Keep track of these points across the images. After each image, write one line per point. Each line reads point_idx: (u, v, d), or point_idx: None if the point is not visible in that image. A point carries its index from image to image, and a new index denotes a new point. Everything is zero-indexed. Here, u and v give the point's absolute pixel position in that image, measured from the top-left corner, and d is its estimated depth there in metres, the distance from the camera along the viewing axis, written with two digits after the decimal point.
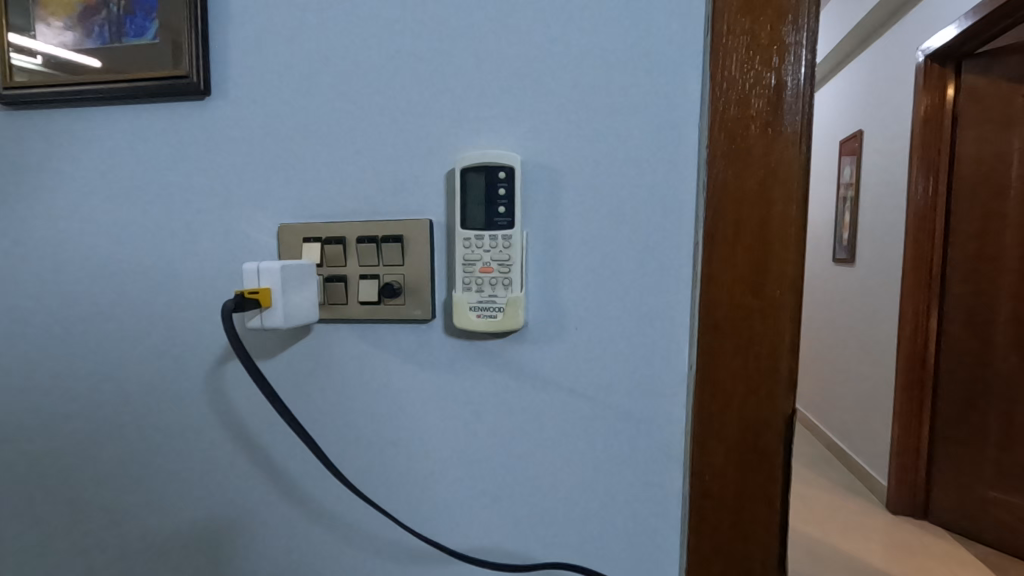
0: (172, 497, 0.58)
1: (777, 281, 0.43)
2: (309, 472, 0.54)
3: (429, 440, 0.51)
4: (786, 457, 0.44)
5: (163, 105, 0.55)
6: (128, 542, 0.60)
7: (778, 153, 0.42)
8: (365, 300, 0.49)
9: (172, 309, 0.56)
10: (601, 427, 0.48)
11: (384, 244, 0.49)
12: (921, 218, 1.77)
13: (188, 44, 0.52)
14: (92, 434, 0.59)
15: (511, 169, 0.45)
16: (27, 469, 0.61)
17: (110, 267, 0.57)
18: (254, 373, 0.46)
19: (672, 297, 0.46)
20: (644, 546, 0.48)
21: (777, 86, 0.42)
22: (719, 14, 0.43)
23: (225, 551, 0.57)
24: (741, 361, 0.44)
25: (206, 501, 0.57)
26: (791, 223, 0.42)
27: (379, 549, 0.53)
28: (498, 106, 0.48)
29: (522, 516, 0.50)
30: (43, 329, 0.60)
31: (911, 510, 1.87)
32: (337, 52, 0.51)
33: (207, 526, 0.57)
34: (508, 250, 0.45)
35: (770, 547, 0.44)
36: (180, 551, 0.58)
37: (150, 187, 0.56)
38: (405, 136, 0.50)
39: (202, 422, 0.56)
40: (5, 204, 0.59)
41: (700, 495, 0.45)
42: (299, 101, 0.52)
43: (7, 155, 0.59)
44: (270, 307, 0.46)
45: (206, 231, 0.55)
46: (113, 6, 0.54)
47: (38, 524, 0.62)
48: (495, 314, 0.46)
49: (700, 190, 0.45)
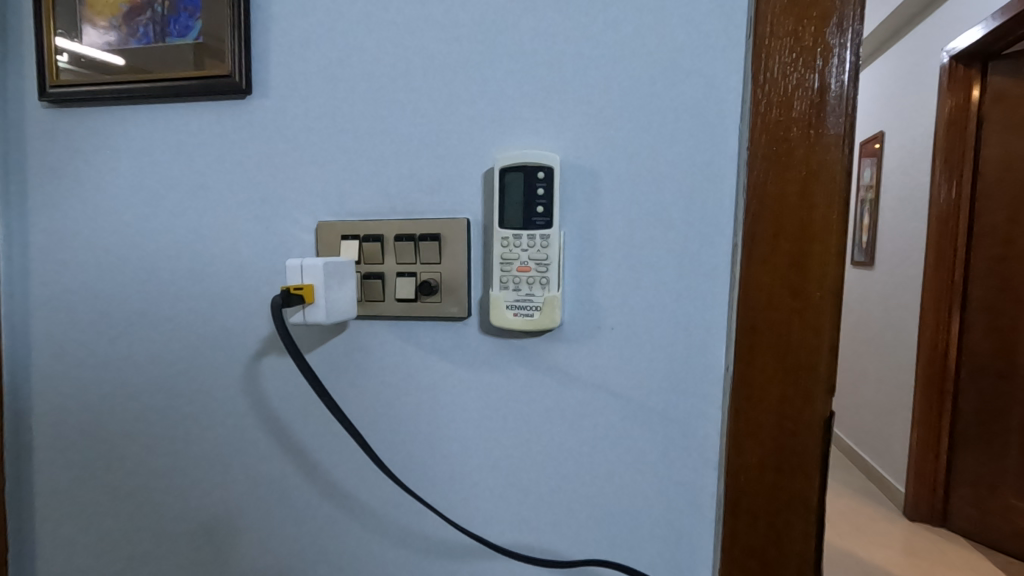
0: (210, 496, 0.59)
1: (818, 283, 0.43)
2: (343, 465, 0.54)
3: (463, 436, 0.51)
4: (824, 459, 0.44)
5: (205, 103, 0.56)
6: (166, 541, 0.61)
7: (820, 155, 0.42)
8: (403, 297, 0.50)
9: (211, 304, 0.57)
10: (637, 425, 0.48)
11: (422, 242, 0.50)
12: (944, 221, 1.75)
13: (232, 44, 0.53)
14: (132, 432, 0.61)
15: (551, 169, 0.46)
16: (68, 465, 0.63)
17: (151, 263, 0.59)
18: (301, 366, 0.47)
19: (710, 298, 0.46)
20: (678, 546, 0.48)
21: (821, 88, 0.42)
22: (762, 16, 0.43)
23: (262, 551, 0.58)
24: (779, 363, 0.44)
25: (243, 501, 0.58)
26: (833, 224, 0.42)
27: (413, 545, 0.53)
28: (537, 107, 0.48)
29: (555, 514, 0.50)
30: (86, 322, 0.61)
31: (929, 517, 1.85)
32: (377, 53, 0.51)
33: (243, 525, 0.58)
34: (546, 250, 0.46)
35: (805, 548, 0.45)
36: (217, 551, 0.59)
37: (190, 185, 0.57)
38: (444, 136, 0.50)
39: (239, 417, 0.57)
40: (48, 199, 0.61)
41: (736, 496, 0.45)
42: (339, 101, 0.53)
43: (52, 152, 0.60)
44: (313, 302, 0.47)
45: (245, 227, 0.56)
46: (158, 6, 0.55)
47: (77, 517, 0.63)
48: (532, 312, 0.46)
49: (740, 191, 0.45)
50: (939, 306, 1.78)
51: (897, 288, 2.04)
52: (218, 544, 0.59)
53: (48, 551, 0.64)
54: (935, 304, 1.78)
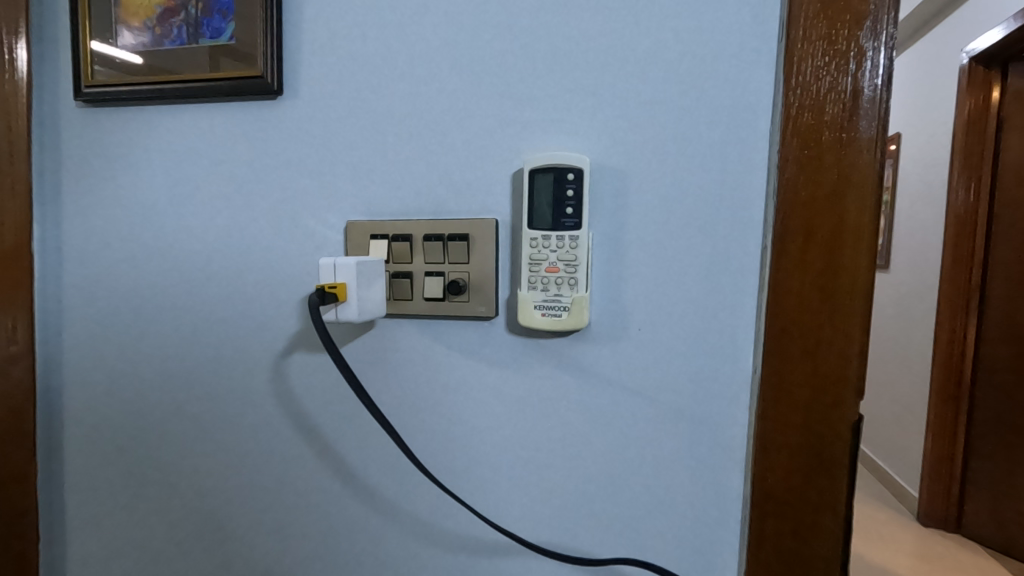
0: (238, 497, 0.60)
1: (847, 286, 0.43)
2: (370, 460, 0.55)
3: (489, 434, 0.52)
4: (852, 462, 0.44)
5: (236, 104, 0.57)
6: (193, 541, 0.62)
7: (852, 158, 0.42)
8: (431, 296, 0.50)
9: (240, 301, 0.58)
10: (663, 426, 0.48)
11: (450, 242, 0.50)
12: (962, 224, 1.73)
13: (264, 45, 0.54)
14: (162, 431, 0.62)
15: (580, 171, 0.46)
16: (99, 455, 0.64)
17: (182, 259, 0.60)
18: (338, 362, 0.48)
19: (738, 300, 0.46)
20: (702, 545, 0.49)
21: (853, 92, 0.42)
22: (795, 20, 0.43)
23: (288, 553, 0.59)
24: (808, 365, 0.44)
25: (270, 502, 0.59)
26: (864, 228, 0.42)
27: (437, 541, 0.54)
28: (566, 109, 0.49)
29: (580, 512, 0.51)
30: (117, 317, 0.62)
31: (943, 522, 1.83)
32: (407, 54, 0.52)
33: (270, 526, 0.59)
34: (575, 251, 0.46)
35: (832, 551, 0.45)
36: (243, 552, 0.60)
37: (221, 184, 0.58)
38: (473, 137, 0.51)
39: (267, 412, 0.58)
40: (81, 197, 0.62)
41: (763, 497, 0.45)
42: (368, 101, 0.53)
43: (86, 151, 0.62)
44: (345, 300, 0.48)
45: (275, 226, 0.57)
46: (192, 8, 0.56)
47: (107, 506, 0.64)
48: (560, 313, 0.47)
49: (769, 195, 0.45)
50: (955, 309, 1.76)
51: (911, 292, 2.02)
52: (244, 545, 0.60)
53: (78, 539, 0.66)
54: (951, 308, 1.77)
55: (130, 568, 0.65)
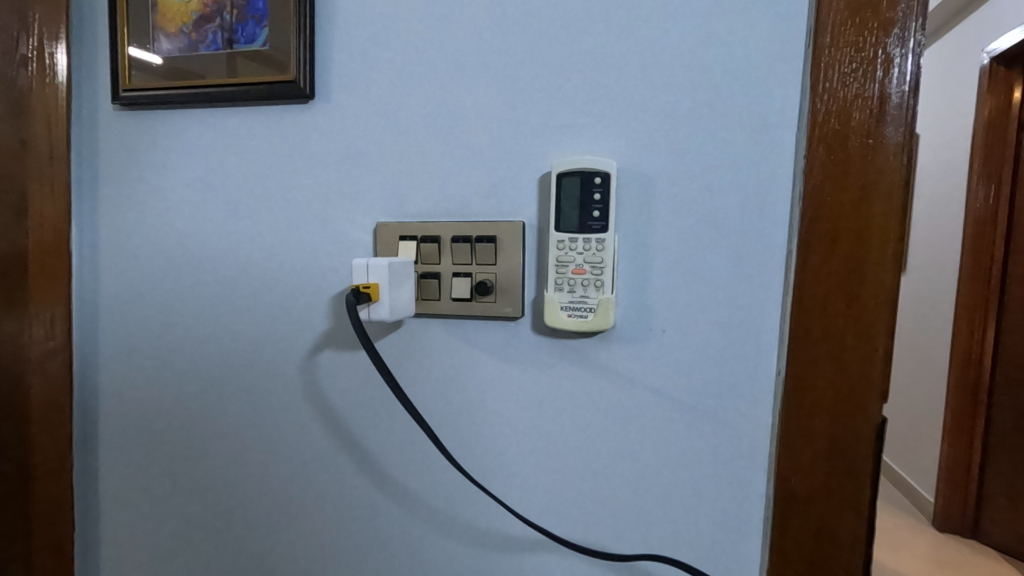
0: (267, 498, 0.62)
1: (872, 291, 0.43)
2: (397, 456, 0.57)
3: (513, 431, 0.53)
4: (876, 464, 0.44)
5: (269, 108, 0.58)
6: (221, 540, 0.64)
7: (878, 163, 0.43)
8: (458, 297, 0.52)
9: (270, 299, 0.60)
10: (687, 426, 0.49)
11: (478, 244, 0.51)
12: (982, 225, 1.71)
13: (297, 50, 0.55)
14: (193, 429, 0.64)
15: (607, 174, 0.47)
16: (133, 447, 0.66)
17: (214, 258, 0.61)
18: (375, 359, 0.50)
19: (762, 302, 0.47)
20: (725, 544, 0.49)
21: (880, 98, 0.42)
22: (823, 27, 0.43)
23: (315, 554, 0.61)
24: (833, 368, 0.44)
25: (297, 503, 0.61)
26: (890, 232, 0.43)
27: (462, 537, 0.55)
28: (593, 114, 0.50)
29: (603, 510, 0.52)
30: (150, 315, 0.64)
31: (959, 528, 1.82)
32: (436, 59, 0.53)
33: (297, 528, 0.61)
34: (601, 253, 0.47)
35: (855, 551, 0.45)
36: (270, 552, 0.62)
37: (252, 186, 0.60)
38: (501, 141, 0.52)
39: (296, 407, 0.60)
40: (117, 197, 0.64)
41: (786, 497, 0.46)
42: (398, 106, 0.54)
43: (123, 153, 0.64)
44: (377, 300, 0.49)
45: (305, 227, 0.58)
46: (227, 14, 0.58)
47: (140, 496, 0.66)
48: (586, 314, 0.48)
49: (794, 200, 0.46)
50: (973, 313, 1.74)
51: (928, 295, 2.01)
52: (272, 546, 0.62)
53: (111, 528, 0.68)
54: (970, 311, 1.75)
55: (159, 563, 0.67)
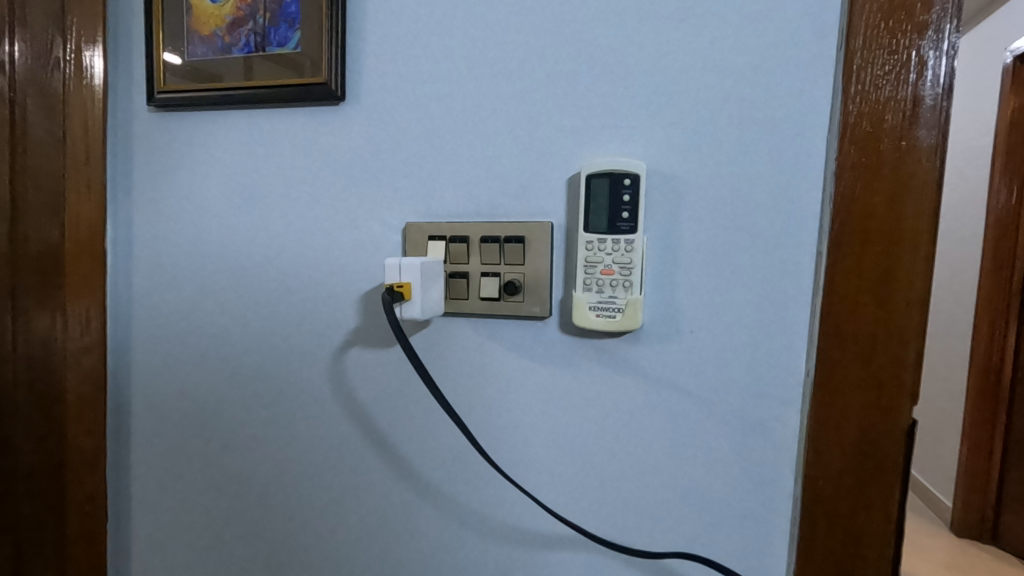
0: (296, 498, 0.63)
1: (904, 293, 0.43)
2: (424, 451, 0.58)
3: (540, 429, 0.54)
4: (906, 466, 0.44)
5: (300, 109, 0.59)
6: (250, 539, 0.65)
7: (911, 165, 0.43)
8: (487, 296, 0.52)
9: (300, 297, 0.61)
10: (714, 425, 0.49)
11: (507, 244, 0.52)
12: (1003, 226, 1.69)
13: (329, 53, 0.56)
14: (224, 424, 0.65)
15: (637, 176, 0.47)
16: (164, 441, 0.67)
17: (245, 257, 0.63)
18: (410, 356, 0.50)
19: (792, 304, 0.47)
20: (752, 544, 0.50)
21: (913, 99, 0.42)
22: (855, 29, 0.44)
23: (343, 555, 0.62)
24: (863, 370, 0.45)
25: (327, 504, 0.62)
26: (922, 235, 0.43)
27: (488, 534, 0.56)
28: (622, 116, 0.50)
29: (629, 508, 0.52)
30: (182, 312, 0.66)
31: (977, 533, 1.80)
32: (466, 62, 0.54)
33: (326, 530, 0.62)
34: (630, 254, 0.47)
35: (883, 553, 0.45)
36: (298, 552, 0.63)
37: (283, 186, 0.61)
38: (529, 143, 0.53)
39: (325, 403, 0.61)
40: (151, 197, 0.66)
41: (814, 497, 0.46)
42: (427, 108, 0.55)
43: (157, 153, 0.65)
44: (410, 299, 0.50)
45: (335, 226, 0.59)
46: (260, 18, 0.59)
47: (172, 489, 0.68)
48: (615, 314, 0.48)
49: (825, 202, 0.46)
50: (994, 316, 1.72)
51: (945, 298, 1.98)
52: (301, 546, 0.63)
53: (143, 520, 0.70)
54: (990, 313, 1.73)
55: (189, 559, 0.68)
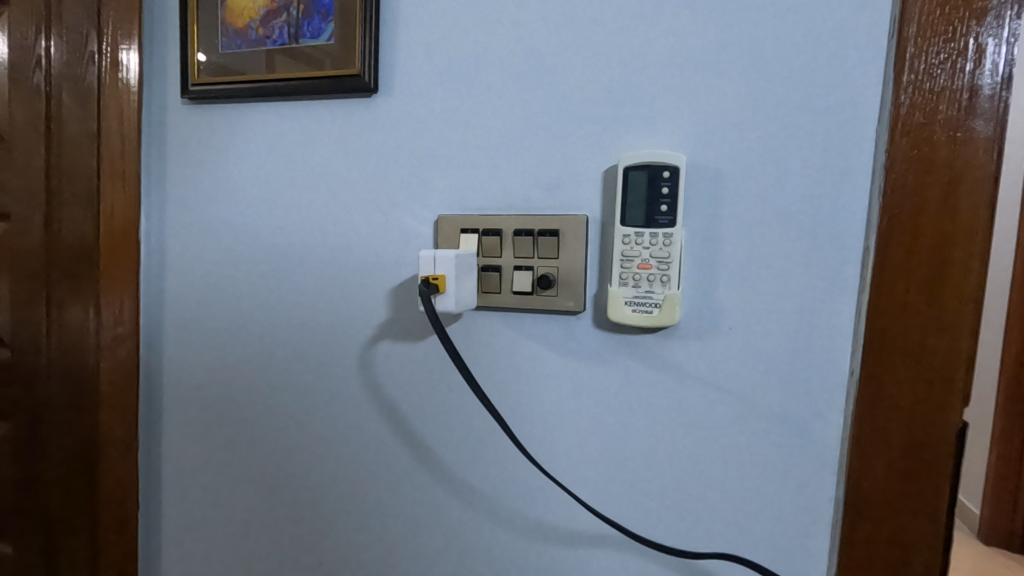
0: (328, 498, 0.63)
1: (956, 291, 0.42)
2: (454, 445, 0.57)
3: (572, 424, 0.53)
4: (956, 471, 0.43)
5: (333, 101, 0.59)
6: (281, 540, 0.65)
7: (966, 158, 0.41)
8: (520, 290, 0.52)
9: (330, 288, 0.61)
10: (753, 424, 0.48)
11: (541, 237, 0.51)
12: None
13: (362, 45, 0.56)
14: (254, 414, 0.65)
15: (676, 168, 0.46)
16: (196, 430, 0.68)
17: (275, 249, 0.63)
18: (447, 346, 0.50)
19: (836, 300, 0.46)
20: (790, 547, 0.48)
21: (970, 89, 0.41)
22: (908, 17, 0.42)
23: (374, 556, 0.62)
24: (912, 369, 0.43)
25: (356, 498, 0.62)
26: (978, 230, 0.41)
27: (517, 531, 0.56)
28: (661, 107, 0.49)
29: (663, 506, 0.51)
30: (213, 302, 0.66)
31: (1006, 542, 1.75)
32: (501, 53, 0.53)
33: (356, 523, 0.62)
34: (668, 248, 0.46)
35: (930, 559, 0.44)
36: (328, 553, 0.63)
37: (314, 178, 0.61)
38: (564, 135, 0.52)
39: (354, 396, 0.61)
40: (183, 188, 0.66)
41: (857, 500, 0.45)
42: (460, 100, 0.55)
43: (189, 145, 0.65)
44: (444, 292, 0.50)
45: (366, 218, 0.59)
46: (294, 10, 0.59)
47: (202, 479, 0.68)
48: (651, 309, 0.47)
49: (873, 196, 0.45)
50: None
51: None
52: (331, 543, 0.63)
53: (171, 510, 0.70)
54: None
55: (218, 551, 0.68)
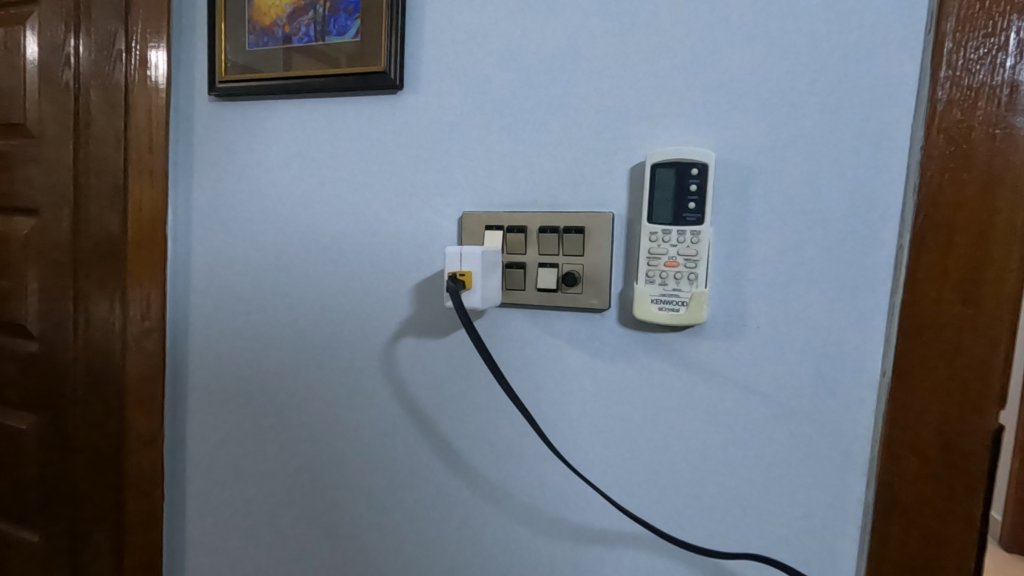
0: (354, 496, 0.63)
1: (994, 292, 0.41)
2: (477, 441, 0.57)
3: (596, 421, 0.53)
4: (991, 475, 0.42)
5: (359, 98, 0.59)
6: (307, 538, 0.66)
7: (1006, 155, 0.40)
8: (544, 287, 0.52)
9: (354, 284, 0.61)
10: (781, 423, 0.48)
11: (567, 235, 0.51)
12: None
13: (388, 42, 0.56)
14: (278, 408, 0.66)
15: (705, 165, 0.46)
16: (220, 424, 0.69)
17: (300, 245, 0.63)
18: (475, 342, 0.50)
19: (867, 299, 0.45)
20: (818, 548, 0.48)
21: (1011, 85, 0.40)
22: (947, 11, 0.41)
23: (397, 555, 0.62)
24: (946, 370, 0.42)
25: (378, 494, 0.62)
26: (1017, 229, 0.40)
27: (539, 527, 0.56)
28: (690, 104, 0.49)
29: (687, 505, 0.51)
30: (238, 297, 0.67)
31: None
32: (528, 50, 0.53)
33: (378, 519, 0.62)
34: (696, 246, 0.46)
35: (963, 564, 0.43)
36: (349, 548, 0.64)
37: (339, 174, 0.61)
38: (590, 132, 0.52)
39: (378, 391, 0.61)
40: (209, 184, 0.67)
41: (888, 503, 0.44)
42: (486, 97, 0.55)
43: (215, 142, 0.66)
44: (470, 288, 0.50)
45: (391, 215, 0.59)
46: (320, 7, 0.59)
47: (226, 472, 0.69)
48: (678, 307, 0.47)
49: (907, 194, 0.44)
50: None
51: None
52: (351, 538, 0.64)
53: (195, 502, 0.71)
54: None
55: (239, 544, 0.69)
